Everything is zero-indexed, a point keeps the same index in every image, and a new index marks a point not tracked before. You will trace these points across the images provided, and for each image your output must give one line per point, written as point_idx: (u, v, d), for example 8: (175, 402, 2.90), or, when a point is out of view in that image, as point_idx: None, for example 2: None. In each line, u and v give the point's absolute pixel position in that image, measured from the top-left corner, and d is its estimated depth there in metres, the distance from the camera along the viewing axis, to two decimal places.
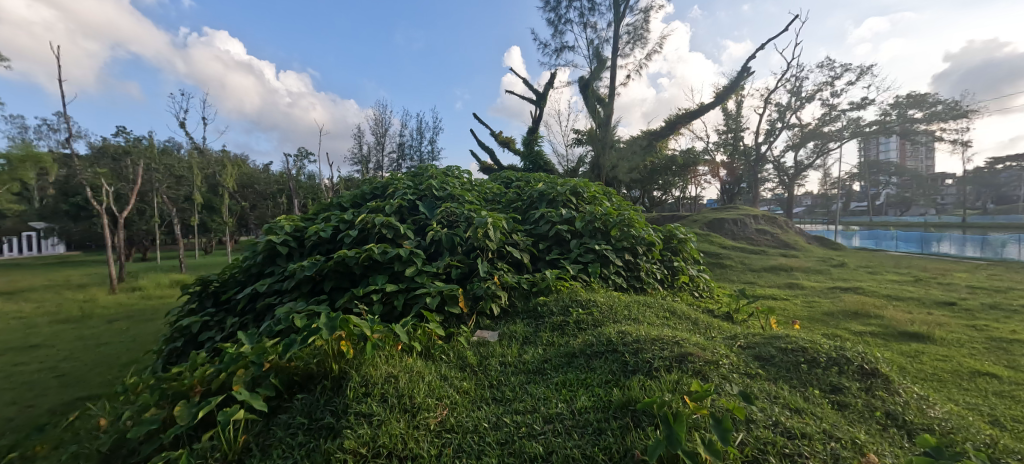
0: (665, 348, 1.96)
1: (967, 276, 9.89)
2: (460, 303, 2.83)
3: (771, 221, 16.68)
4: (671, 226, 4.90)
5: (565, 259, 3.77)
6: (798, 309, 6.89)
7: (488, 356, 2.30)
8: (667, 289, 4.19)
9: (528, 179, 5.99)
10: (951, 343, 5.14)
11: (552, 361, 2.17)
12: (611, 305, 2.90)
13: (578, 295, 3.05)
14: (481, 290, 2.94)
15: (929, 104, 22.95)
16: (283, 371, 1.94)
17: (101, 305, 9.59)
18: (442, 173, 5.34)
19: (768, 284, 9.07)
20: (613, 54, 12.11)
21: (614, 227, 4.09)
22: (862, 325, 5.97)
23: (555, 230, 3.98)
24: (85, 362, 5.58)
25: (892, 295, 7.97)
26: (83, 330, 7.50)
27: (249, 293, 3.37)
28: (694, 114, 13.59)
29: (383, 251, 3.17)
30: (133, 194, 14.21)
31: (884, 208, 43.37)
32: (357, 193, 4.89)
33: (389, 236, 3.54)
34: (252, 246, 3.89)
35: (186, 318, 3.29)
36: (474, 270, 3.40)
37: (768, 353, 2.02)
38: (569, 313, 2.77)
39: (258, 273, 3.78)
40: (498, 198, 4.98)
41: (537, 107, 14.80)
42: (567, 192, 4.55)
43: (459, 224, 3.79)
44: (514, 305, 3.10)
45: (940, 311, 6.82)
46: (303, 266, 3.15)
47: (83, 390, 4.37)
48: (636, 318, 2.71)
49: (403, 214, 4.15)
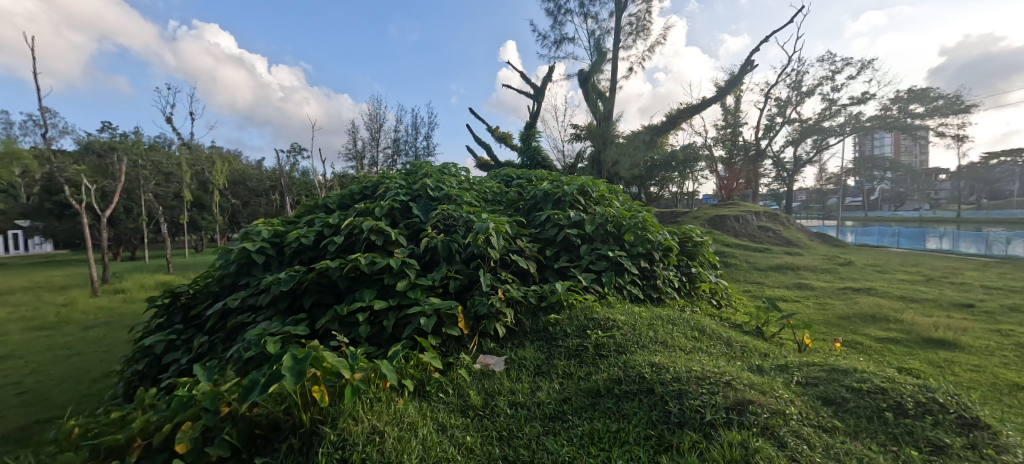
0: (715, 391, 1.59)
1: (977, 275, 9.63)
2: (459, 324, 2.44)
3: (772, 218, 16.35)
4: (686, 227, 4.53)
5: (576, 267, 3.38)
6: (810, 312, 6.57)
7: (496, 392, 1.93)
8: (684, 297, 3.86)
9: (530, 177, 5.58)
10: (981, 351, 4.82)
11: (573, 401, 1.80)
12: (633, 326, 2.50)
13: (595, 313, 2.68)
14: (484, 307, 2.55)
15: (930, 98, 22.69)
16: (243, 420, 1.59)
17: (79, 309, 9.10)
18: (437, 170, 4.91)
19: (776, 284, 8.72)
20: (615, 46, 11.66)
21: (628, 231, 3.69)
22: (882, 330, 5.66)
23: (564, 234, 3.56)
24: (51, 376, 5.13)
25: (906, 296, 7.67)
26: (57, 338, 7.04)
27: (219, 309, 3.01)
28: (696, 108, 13.23)
29: (371, 261, 2.78)
30: (117, 192, 13.58)
31: (880, 202, 43.51)
32: (345, 192, 4.48)
33: (378, 243, 3.14)
34: (226, 253, 3.48)
35: (149, 338, 2.95)
36: (474, 281, 3.03)
37: (837, 394, 1.65)
38: (587, 335, 2.38)
39: (232, 284, 3.38)
40: (498, 198, 4.59)
41: (536, 101, 14.36)
42: (576, 192, 4.16)
43: (457, 229, 3.39)
44: (522, 324, 2.71)
45: (960, 314, 6.51)
46: (280, 279, 2.76)
47: (38, 413, 3.91)
48: (664, 341, 2.33)
49: (395, 217, 3.74)
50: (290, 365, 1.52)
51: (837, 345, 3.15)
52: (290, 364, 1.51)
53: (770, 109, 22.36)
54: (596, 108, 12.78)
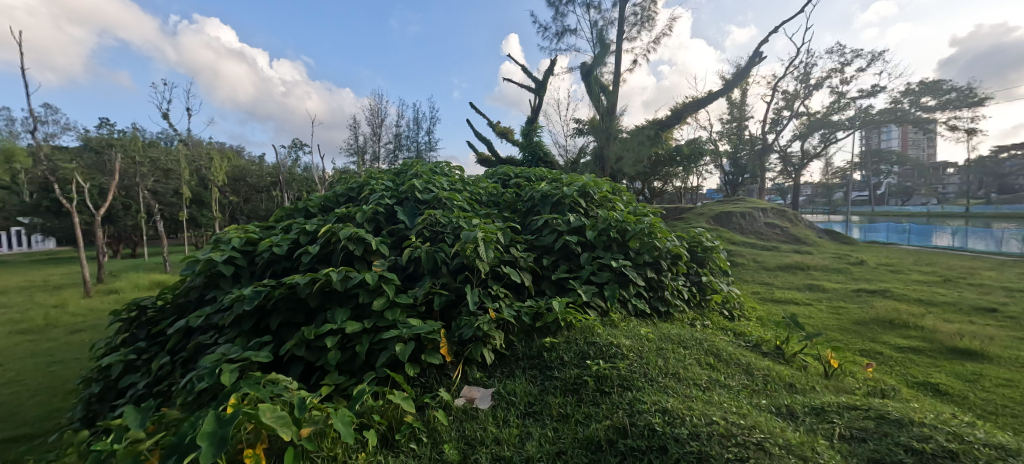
0: (745, 457, 1.29)
1: (996, 275, 9.28)
2: (442, 351, 2.14)
3: (779, 215, 16.01)
4: (696, 231, 4.22)
5: (576, 279, 3.06)
6: (823, 317, 6.25)
7: (476, 441, 1.64)
8: (694, 309, 3.56)
9: (530, 175, 5.24)
10: (1010, 363, 4.51)
11: (568, 458, 1.50)
12: (640, 353, 2.18)
13: (596, 336, 2.35)
14: (469, 331, 2.24)
15: (943, 91, 22.06)
16: None
17: (70, 310, 8.88)
18: (429, 170, 4.61)
19: (786, 285, 8.40)
20: (618, 37, 11.25)
21: (633, 238, 3.37)
22: (902, 338, 5.32)
23: (563, 242, 3.24)
24: (27, 386, 4.86)
25: (923, 299, 7.31)
26: (41, 343, 6.80)
27: (181, 327, 2.73)
28: (703, 102, 12.81)
29: (345, 276, 2.46)
30: (112, 190, 13.19)
31: (886, 197, 42.95)
32: (329, 194, 4.17)
33: (356, 253, 2.83)
34: (192, 264, 3.19)
35: (106, 359, 2.69)
36: (462, 297, 2.72)
37: (895, 458, 1.35)
38: (587, 365, 2.06)
39: (199, 298, 3.09)
40: (494, 199, 4.27)
41: (536, 95, 14.01)
42: (576, 193, 3.84)
43: (445, 236, 3.06)
44: (514, 348, 2.40)
45: (983, 319, 6.17)
46: (243, 297, 2.46)
47: (3, 431, 3.64)
48: (677, 374, 2.00)
49: (378, 223, 3.43)
50: (213, 429, 1.23)
51: (870, 371, 2.85)
52: (212, 429, 1.22)
53: (777, 102, 21.85)
54: (600, 103, 12.38)
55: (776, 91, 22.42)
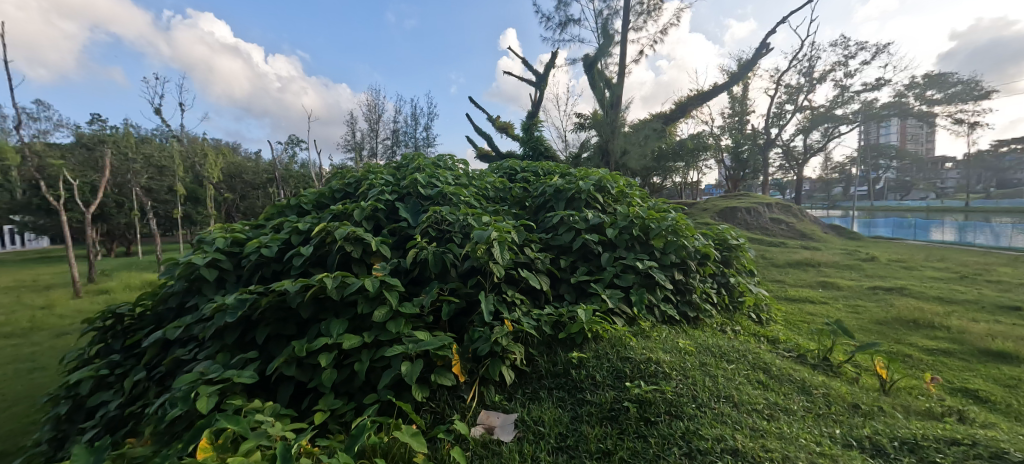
0: None
1: (1011, 271, 9.06)
2: (454, 371, 1.85)
3: (784, 210, 15.73)
4: (720, 229, 3.92)
5: (597, 282, 2.76)
6: (842, 316, 5.98)
7: None
8: (722, 312, 3.28)
9: (538, 169, 4.93)
10: None
11: None
12: (683, 370, 1.89)
13: (628, 349, 2.06)
14: (485, 346, 1.94)
15: (949, 84, 21.77)
16: None
17: (57, 312, 8.53)
18: (431, 164, 4.29)
19: (798, 283, 8.14)
20: (624, 27, 10.88)
21: (657, 236, 3.07)
22: (928, 339, 5.05)
23: (582, 241, 2.94)
24: (2, 396, 4.55)
25: (943, 296, 7.03)
26: (24, 348, 6.48)
27: (158, 340, 2.43)
28: (708, 95, 12.51)
29: (342, 282, 2.15)
30: (102, 187, 12.74)
31: (886, 193, 42.89)
32: (324, 189, 3.87)
33: (354, 254, 2.53)
34: (172, 267, 2.87)
35: (73, 377, 2.38)
36: (472, 304, 2.42)
37: None
38: (624, 387, 1.78)
39: (180, 305, 2.78)
40: (502, 195, 3.94)
41: (537, 88, 13.67)
42: (592, 188, 3.54)
43: (453, 235, 2.75)
44: (535, 363, 2.11)
45: (1007, 318, 5.91)
46: (225, 307, 2.14)
47: None
48: (731, 397, 1.72)
49: (378, 221, 3.13)
50: None
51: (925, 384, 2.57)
52: None
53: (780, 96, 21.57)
54: (603, 97, 12.04)
55: (779, 85, 22.14)
